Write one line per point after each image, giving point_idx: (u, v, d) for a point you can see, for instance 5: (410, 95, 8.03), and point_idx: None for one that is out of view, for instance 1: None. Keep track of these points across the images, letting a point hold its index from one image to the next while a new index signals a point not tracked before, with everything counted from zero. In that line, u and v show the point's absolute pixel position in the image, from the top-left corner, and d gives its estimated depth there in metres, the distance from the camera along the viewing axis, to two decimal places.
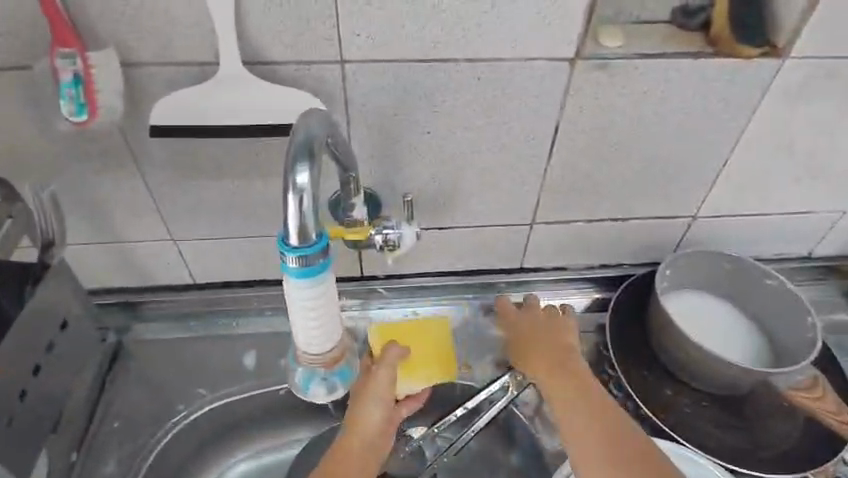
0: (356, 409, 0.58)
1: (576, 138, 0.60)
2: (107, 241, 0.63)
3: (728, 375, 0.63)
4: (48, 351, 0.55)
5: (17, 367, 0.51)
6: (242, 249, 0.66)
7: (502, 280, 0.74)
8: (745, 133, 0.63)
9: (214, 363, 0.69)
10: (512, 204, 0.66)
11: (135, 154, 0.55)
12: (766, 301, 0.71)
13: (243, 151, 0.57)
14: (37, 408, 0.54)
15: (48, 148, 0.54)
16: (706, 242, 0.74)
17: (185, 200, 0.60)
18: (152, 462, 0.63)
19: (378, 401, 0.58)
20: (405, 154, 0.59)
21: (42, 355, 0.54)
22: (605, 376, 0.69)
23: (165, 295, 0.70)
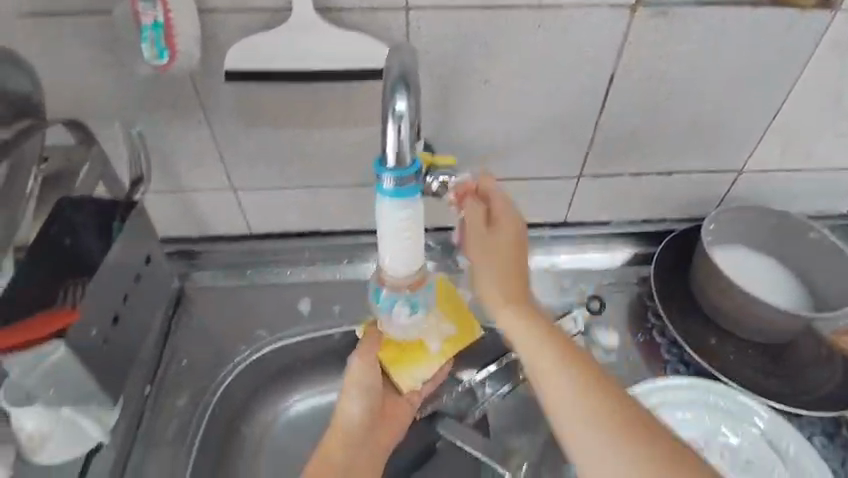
0: (342, 405, 0.55)
1: (630, 89, 0.61)
2: (171, 190, 0.66)
3: (773, 322, 0.64)
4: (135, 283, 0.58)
5: (106, 295, 0.53)
6: (298, 200, 0.69)
7: (546, 234, 0.76)
8: (798, 84, 0.63)
9: (272, 308, 0.73)
10: (562, 157, 0.67)
11: (203, 102, 0.57)
12: (810, 253, 0.72)
13: (307, 100, 0.58)
14: (124, 338, 0.58)
15: (122, 96, 0.56)
16: (751, 198, 0.75)
17: (248, 150, 0.63)
18: (221, 395, 0.66)
19: (362, 396, 0.55)
20: (461, 104, 0.60)
21: (129, 285, 0.57)
22: (649, 325, 0.72)
23: (223, 245, 0.73)
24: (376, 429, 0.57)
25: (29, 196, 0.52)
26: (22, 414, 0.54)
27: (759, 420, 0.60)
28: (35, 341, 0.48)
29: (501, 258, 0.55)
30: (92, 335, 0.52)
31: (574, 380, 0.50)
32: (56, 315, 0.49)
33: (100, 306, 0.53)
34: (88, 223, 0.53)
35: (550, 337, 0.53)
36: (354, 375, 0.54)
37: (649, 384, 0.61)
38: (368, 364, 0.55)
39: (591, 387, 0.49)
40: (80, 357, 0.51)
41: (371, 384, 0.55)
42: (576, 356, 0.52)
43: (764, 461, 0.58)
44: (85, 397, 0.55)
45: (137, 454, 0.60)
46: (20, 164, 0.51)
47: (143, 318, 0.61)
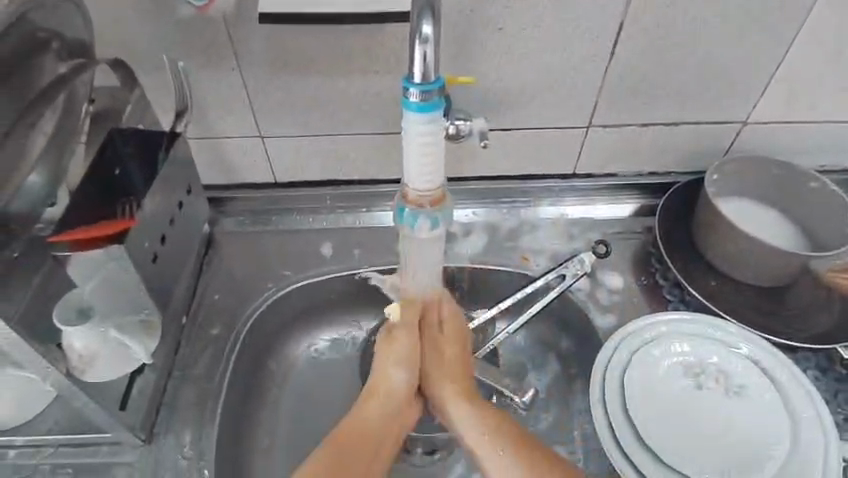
0: (386, 375, 0.59)
1: (638, 38, 0.64)
2: (203, 136, 0.70)
3: (773, 262, 0.67)
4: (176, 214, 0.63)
5: (154, 220, 0.59)
6: (320, 148, 0.73)
7: (555, 185, 0.80)
8: (800, 34, 0.65)
9: (295, 251, 0.77)
10: (572, 106, 0.70)
11: (235, 46, 0.61)
12: (810, 201, 0.75)
13: (331, 46, 0.62)
14: (167, 260, 0.63)
15: (161, 40, 0.60)
16: (754, 150, 0.78)
17: (274, 96, 0.66)
18: (250, 328, 0.71)
19: (403, 363, 0.59)
20: (477, 52, 0.64)
21: (175, 210, 0.63)
22: (653, 269, 0.75)
23: (248, 192, 0.77)
24: (408, 409, 0.60)
25: (80, 132, 0.57)
26: (73, 332, 0.55)
27: (752, 352, 0.63)
28: (103, 241, 0.53)
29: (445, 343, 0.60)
30: (144, 251, 0.57)
31: (495, 436, 0.55)
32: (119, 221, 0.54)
33: (151, 223, 0.58)
34: (136, 157, 0.59)
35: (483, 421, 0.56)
36: (399, 353, 0.59)
37: (654, 317, 0.65)
38: (412, 346, 0.59)
39: (521, 445, 0.54)
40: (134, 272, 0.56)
41: (412, 362, 0.59)
42: (507, 431, 0.55)
43: (757, 385, 0.62)
44: (137, 306, 0.60)
45: (175, 378, 0.66)
46: (72, 102, 0.55)
47: (183, 245, 0.66)
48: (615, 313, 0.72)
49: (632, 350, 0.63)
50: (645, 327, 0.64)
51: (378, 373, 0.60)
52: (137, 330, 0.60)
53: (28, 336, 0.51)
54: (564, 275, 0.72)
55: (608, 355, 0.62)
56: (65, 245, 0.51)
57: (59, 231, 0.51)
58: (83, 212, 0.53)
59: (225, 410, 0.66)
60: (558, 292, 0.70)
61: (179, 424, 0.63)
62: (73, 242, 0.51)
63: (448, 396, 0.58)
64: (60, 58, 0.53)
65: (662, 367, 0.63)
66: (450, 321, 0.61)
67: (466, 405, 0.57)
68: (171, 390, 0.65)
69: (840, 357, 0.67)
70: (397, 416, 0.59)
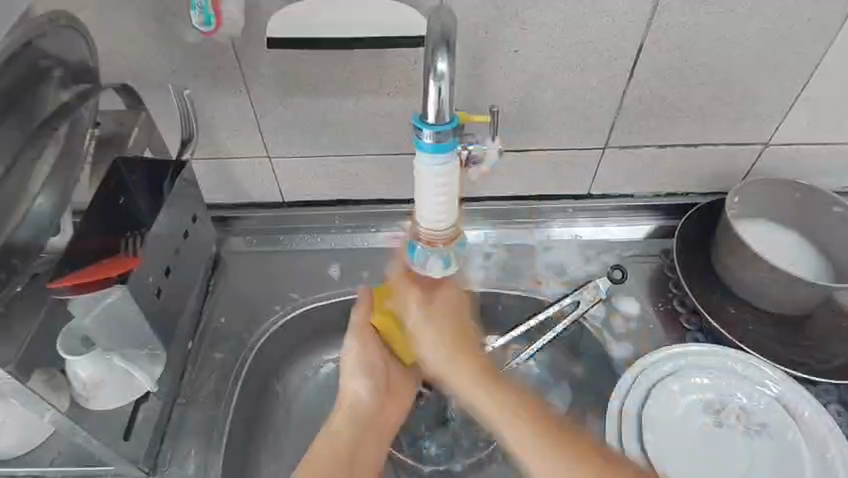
0: (348, 390, 0.63)
1: (658, 59, 0.62)
2: (210, 156, 0.69)
3: (795, 291, 0.65)
4: (183, 240, 0.62)
5: (161, 250, 0.57)
6: (328, 168, 0.71)
7: (569, 206, 0.77)
8: (827, 56, 0.63)
9: (303, 273, 0.76)
10: (589, 128, 0.68)
11: (242, 68, 0.60)
12: (833, 226, 0.72)
13: (340, 68, 0.61)
14: (173, 289, 0.61)
15: (168, 62, 0.59)
16: (776, 172, 0.75)
17: (282, 117, 0.65)
18: (256, 353, 0.70)
19: (363, 377, 0.63)
20: (491, 73, 0.62)
21: (180, 240, 0.61)
22: (670, 295, 0.73)
23: (255, 212, 0.76)
24: (378, 418, 0.64)
25: (85, 156, 0.55)
26: (76, 362, 0.56)
27: (776, 387, 0.61)
28: (102, 281, 0.51)
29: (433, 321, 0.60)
30: (150, 284, 0.56)
31: (501, 402, 0.56)
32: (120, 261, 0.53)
33: (156, 255, 0.57)
34: (140, 185, 0.58)
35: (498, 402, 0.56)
36: (356, 364, 0.63)
37: (672, 349, 0.63)
38: (373, 353, 0.63)
39: (509, 401, 0.56)
40: (139, 304, 0.54)
41: (374, 369, 0.63)
42: (529, 416, 0.56)
43: (778, 425, 0.59)
44: (142, 341, 0.58)
45: (181, 405, 0.65)
46: (78, 128, 0.54)
47: (189, 271, 0.65)
48: (630, 341, 0.70)
49: (651, 384, 0.61)
50: (665, 359, 0.62)
51: (342, 388, 0.64)
52: (142, 361, 0.59)
53: (27, 378, 0.50)
54: (579, 302, 0.69)
55: (626, 389, 0.60)
56: (62, 291, 0.51)
57: (59, 277, 0.51)
58: (83, 244, 0.53)
59: (231, 439, 0.64)
60: (571, 320, 0.68)
61: (183, 454, 0.62)
62: (69, 286, 0.50)
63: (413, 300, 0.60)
64: (64, 84, 0.51)
65: (679, 401, 0.60)
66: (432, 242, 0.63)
67: (462, 377, 0.58)
68: (177, 418, 0.64)
69: None
70: (363, 428, 0.62)
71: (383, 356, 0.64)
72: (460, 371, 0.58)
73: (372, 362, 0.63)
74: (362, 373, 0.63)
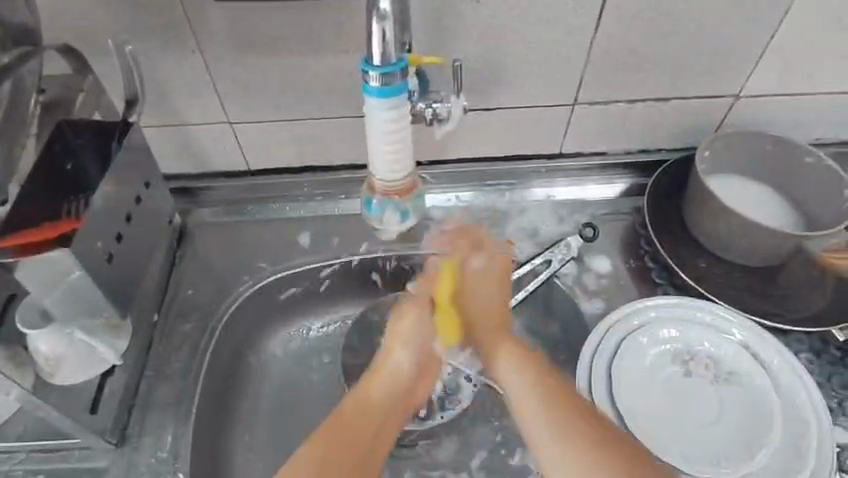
0: (390, 356, 0.60)
1: (624, 8, 0.60)
2: (168, 122, 0.66)
3: (765, 243, 0.65)
4: (135, 206, 0.59)
5: (112, 214, 0.55)
6: (291, 133, 0.69)
7: (541, 166, 0.76)
8: (795, 2, 0.62)
9: (272, 242, 0.74)
10: (557, 83, 0.66)
11: (193, 27, 0.57)
12: (803, 176, 0.72)
13: (295, 24, 0.58)
14: (128, 258, 0.59)
15: (113, 21, 0.56)
16: (747, 124, 0.74)
17: (239, 79, 0.62)
18: (225, 323, 0.68)
19: (409, 348, 0.61)
20: (453, 27, 0.60)
21: (131, 205, 0.59)
22: (642, 251, 0.73)
23: (220, 181, 0.74)
24: (415, 387, 0.60)
25: (31, 120, 0.53)
26: (35, 336, 0.55)
27: (744, 336, 0.61)
28: (46, 244, 0.50)
29: (476, 302, 0.61)
30: (99, 251, 0.54)
31: (553, 407, 0.53)
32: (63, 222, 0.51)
33: (107, 221, 0.55)
34: (90, 150, 0.55)
35: (532, 383, 0.56)
36: (403, 332, 0.61)
37: (640, 303, 0.62)
38: (421, 319, 0.62)
39: (568, 406, 0.53)
40: (92, 272, 0.53)
41: (418, 341, 0.61)
42: (565, 401, 0.53)
43: (745, 372, 0.60)
44: (97, 309, 0.57)
45: (149, 377, 0.63)
46: (20, 90, 0.52)
47: (145, 241, 0.62)
48: (603, 299, 0.70)
49: (620, 338, 0.61)
50: (635, 312, 0.62)
51: (382, 352, 0.61)
52: (103, 331, 0.59)
53: None
54: (551, 261, 0.70)
55: (596, 342, 0.60)
56: (6, 253, 0.48)
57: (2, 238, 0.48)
58: (29, 211, 0.51)
59: (202, 408, 0.63)
60: (544, 278, 0.69)
61: (153, 425, 0.61)
62: (17, 247, 0.49)
63: (482, 296, 0.61)
64: None
65: (648, 354, 0.61)
66: (487, 251, 0.63)
67: (509, 372, 0.58)
68: (146, 390, 0.63)
69: (834, 340, 0.65)
70: (397, 398, 0.59)
71: (431, 331, 0.62)
72: (525, 373, 0.57)
73: (427, 331, 0.62)
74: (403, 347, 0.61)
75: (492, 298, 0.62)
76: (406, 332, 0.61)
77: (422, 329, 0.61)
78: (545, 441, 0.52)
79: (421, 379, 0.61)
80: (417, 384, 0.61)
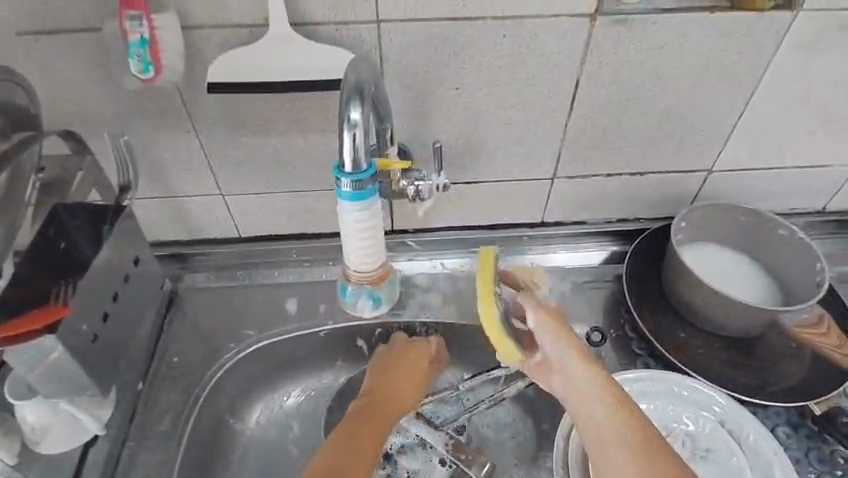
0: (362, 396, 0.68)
1: (596, 94, 0.64)
2: (162, 195, 0.69)
3: (738, 315, 0.66)
4: (124, 283, 0.61)
5: (99, 292, 0.57)
6: (280, 204, 0.72)
7: (524, 234, 0.79)
8: (759, 88, 0.65)
9: (261, 308, 0.76)
10: (536, 159, 0.70)
11: (190, 112, 0.61)
12: (777, 248, 0.74)
13: (285, 107, 0.62)
14: (114, 338, 0.60)
15: (112, 107, 0.59)
16: (721, 196, 0.77)
17: (231, 157, 0.66)
18: (208, 391, 0.69)
19: (380, 382, 0.69)
20: (435, 110, 0.63)
21: (119, 284, 0.60)
22: (622, 319, 0.74)
23: (212, 247, 0.77)
24: (379, 419, 0.65)
25: (28, 202, 0.54)
26: (21, 407, 0.57)
27: (721, 410, 0.62)
28: (30, 335, 0.51)
29: (409, 370, 0.70)
30: (84, 332, 0.55)
31: (621, 416, 0.54)
32: (47, 312, 0.52)
33: (92, 300, 0.56)
34: (84, 229, 0.57)
35: (617, 407, 0.54)
36: (380, 374, 0.70)
37: (617, 376, 0.63)
38: (391, 366, 0.70)
39: (632, 428, 0.53)
40: (75, 352, 0.54)
41: (384, 382, 0.69)
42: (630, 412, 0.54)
43: (723, 449, 0.60)
44: (79, 389, 0.57)
45: (130, 447, 0.64)
46: (18, 173, 0.53)
47: (133, 316, 0.64)
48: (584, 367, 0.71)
49: None
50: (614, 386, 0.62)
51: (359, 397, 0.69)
52: (88, 405, 0.59)
53: None
54: None
55: None
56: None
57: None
58: (21, 294, 0.52)
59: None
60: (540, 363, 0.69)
61: None
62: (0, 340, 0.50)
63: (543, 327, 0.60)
64: (4, 135, 0.51)
65: None
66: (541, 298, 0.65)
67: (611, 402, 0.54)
68: (125, 462, 0.63)
69: (812, 412, 0.65)
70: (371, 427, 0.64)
71: (400, 372, 0.70)
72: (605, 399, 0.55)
73: (392, 376, 0.70)
74: (384, 395, 0.68)
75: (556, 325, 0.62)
76: (387, 371, 0.70)
77: (394, 372, 0.70)
78: (607, 426, 0.53)
79: (391, 406, 0.67)
80: (388, 410, 0.67)
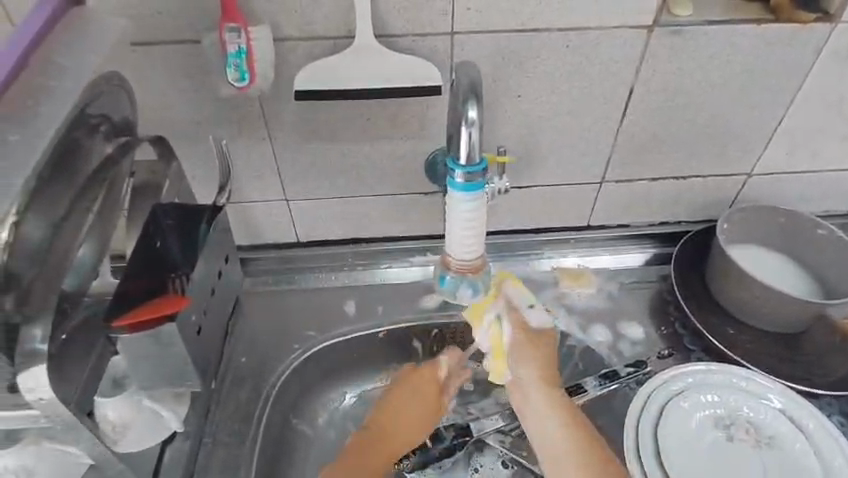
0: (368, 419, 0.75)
1: (649, 100, 0.67)
2: (232, 201, 0.72)
3: (789, 311, 0.69)
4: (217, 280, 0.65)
5: (199, 288, 0.60)
6: (342, 209, 0.75)
7: (571, 237, 0.82)
8: (799, 95, 0.69)
9: (319, 311, 0.78)
10: (588, 164, 0.73)
11: (268, 119, 0.64)
12: (816, 246, 0.77)
13: (357, 113, 0.65)
14: (209, 334, 0.64)
15: (198, 116, 0.63)
16: (759, 199, 0.81)
17: (302, 163, 0.69)
18: (277, 390, 0.71)
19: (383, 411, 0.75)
20: (497, 117, 0.67)
21: (214, 280, 0.64)
22: (670, 318, 0.77)
23: (270, 253, 0.79)
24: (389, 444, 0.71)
25: (122, 205, 0.55)
26: (103, 403, 0.57)
27: (779, 400, 0.65)
28: (154, 322, 0.53)
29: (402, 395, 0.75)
30: (191, 323, 0.58)
31: (556, 420, 0.61)
32: (167, 299, 0.54)
33: (195, 293, 0.59)
34: (176, 226, 0.59)
35: (555, 412, 0.61)
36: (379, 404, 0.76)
37: (676, 369, 0.66)
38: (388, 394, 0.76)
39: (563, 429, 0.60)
40: (185, 339, 0.57)
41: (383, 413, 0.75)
42: (568, 419, 0.61)
43: (785, 435, 0.63)
44: (178, 378, 0.59)
45: (207, 444, 0.65)
46: (116, 178, 0.54)
47: (219, 317, 0.67)
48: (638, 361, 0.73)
49: (664, 402, 0.63)
50: (677, 377, 0.65)
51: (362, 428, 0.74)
52: (170, 399, 0.60)
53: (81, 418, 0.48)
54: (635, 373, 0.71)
55: (640, 402, 0.63)
56: (119, 331, 0.51)
57: (121, 316, 0.52)
58: (136, 288, 0.53)
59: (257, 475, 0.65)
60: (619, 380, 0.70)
61: None
62: (126, 326, 0.52)
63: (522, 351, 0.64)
64: (108, 138, 0.54)
65: (691, 419, 0.63)
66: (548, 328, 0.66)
67: (545, 406, 0.62)
68: (203, 458, 0.64)
69: None
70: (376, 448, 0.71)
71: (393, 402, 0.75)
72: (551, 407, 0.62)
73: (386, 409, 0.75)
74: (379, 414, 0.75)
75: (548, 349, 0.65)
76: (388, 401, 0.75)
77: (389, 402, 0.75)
78: (545, 425, 0.61)
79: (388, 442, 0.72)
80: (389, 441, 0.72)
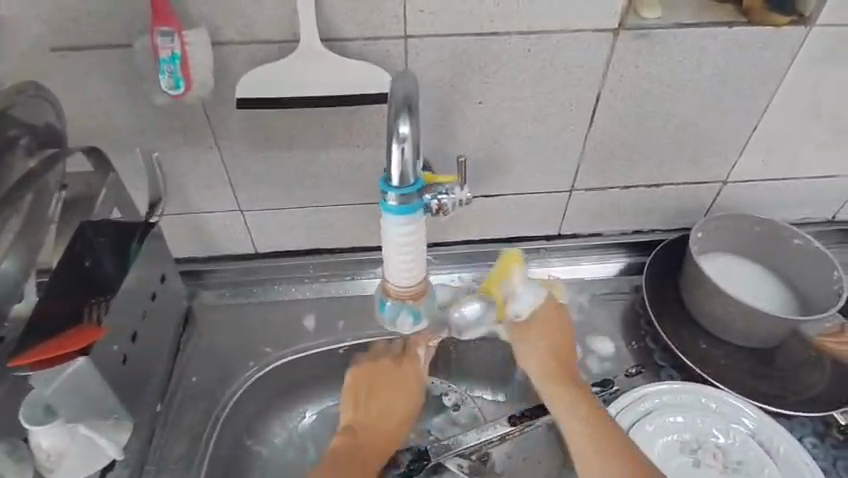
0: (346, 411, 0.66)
1: (617, 106, 0.64)
2: (181, 212, 0.69)
3: (762, 327, 0.66)
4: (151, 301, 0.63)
5: (129, 309, 0.57)
6: (300, 219, 0.71)
7: (541, 246, 0.79)
8: (774, 101, 0.66)
9: (278, 325, 0.75)
10: (555, 172, 0.70)
11: (213, 127, 0.60)
12: (793, 256, 0.74)
13: (308, 120, 0.61)
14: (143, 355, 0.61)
15: (137, 124, 0.59)
16: (735, 207, 0.78)
17: (253, 172, 0.65)
18: (229, 412, 0.68)
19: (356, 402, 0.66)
20: (458, 123, 0.63)
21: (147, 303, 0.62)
22: (642, 332, 0.74)
23: (227, 264, 0.76)
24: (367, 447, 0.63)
25: (52, 219, 0.53)
26: (37, 432, 0.52)
27: (751, 422, 0.62)
28: (67, 356, 0.51)
29: (381, 390, 0.67)
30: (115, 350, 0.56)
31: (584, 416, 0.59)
32: (83, 331, 0.52)
33: (125, 317, 0.57)
34: (106, 246, 0.56)
35: (582, 410, 0.59)
36: (355, 395, 0.67)
37: (645, 388, 0.63)
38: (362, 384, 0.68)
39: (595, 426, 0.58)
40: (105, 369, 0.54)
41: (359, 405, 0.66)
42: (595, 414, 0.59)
43: (755, 461, 0.61)
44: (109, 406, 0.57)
45: (150, 471, 0.62)
46: (42, 191, 0.51)
47: (158, 337, 0.65)
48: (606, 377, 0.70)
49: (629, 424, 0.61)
50: (646, 397, 0.62)
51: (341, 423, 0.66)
52: (108, 428, 0.56)
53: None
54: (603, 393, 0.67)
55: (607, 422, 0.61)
56: (26, 367, 0.49)
57: (21, 355, 0.49)
58: (49, 310, 0.51)
59: None
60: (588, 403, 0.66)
61: None
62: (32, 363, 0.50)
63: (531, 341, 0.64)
64: (30, 151, 0.50)
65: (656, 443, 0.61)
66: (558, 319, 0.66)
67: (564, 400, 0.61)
68: None
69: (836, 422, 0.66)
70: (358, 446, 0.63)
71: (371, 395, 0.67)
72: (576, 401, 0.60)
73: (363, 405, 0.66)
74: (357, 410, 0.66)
75: (557, 333, 0.65)
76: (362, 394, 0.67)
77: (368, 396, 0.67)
78: (574, 424, 0.59)
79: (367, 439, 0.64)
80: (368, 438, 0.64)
